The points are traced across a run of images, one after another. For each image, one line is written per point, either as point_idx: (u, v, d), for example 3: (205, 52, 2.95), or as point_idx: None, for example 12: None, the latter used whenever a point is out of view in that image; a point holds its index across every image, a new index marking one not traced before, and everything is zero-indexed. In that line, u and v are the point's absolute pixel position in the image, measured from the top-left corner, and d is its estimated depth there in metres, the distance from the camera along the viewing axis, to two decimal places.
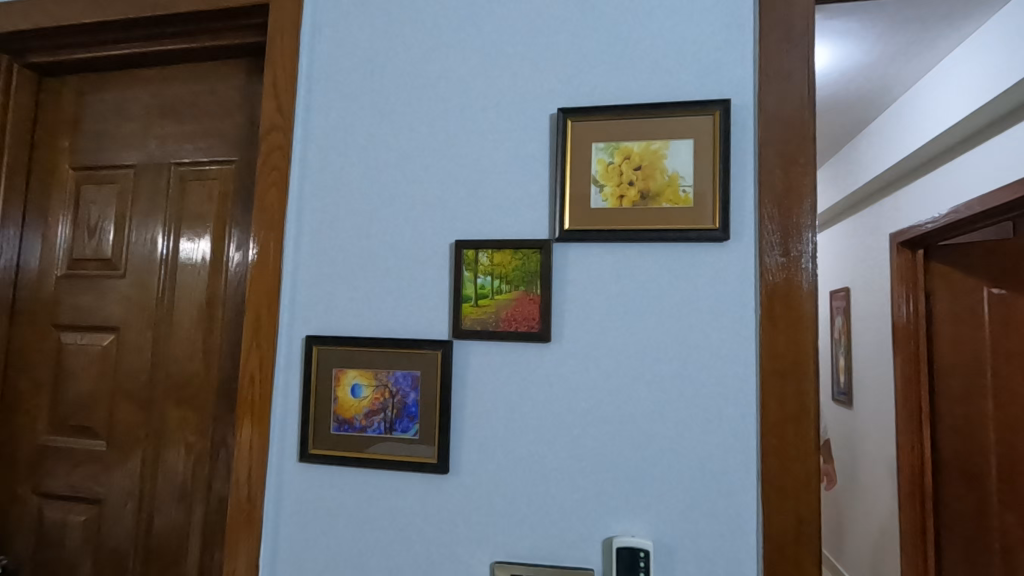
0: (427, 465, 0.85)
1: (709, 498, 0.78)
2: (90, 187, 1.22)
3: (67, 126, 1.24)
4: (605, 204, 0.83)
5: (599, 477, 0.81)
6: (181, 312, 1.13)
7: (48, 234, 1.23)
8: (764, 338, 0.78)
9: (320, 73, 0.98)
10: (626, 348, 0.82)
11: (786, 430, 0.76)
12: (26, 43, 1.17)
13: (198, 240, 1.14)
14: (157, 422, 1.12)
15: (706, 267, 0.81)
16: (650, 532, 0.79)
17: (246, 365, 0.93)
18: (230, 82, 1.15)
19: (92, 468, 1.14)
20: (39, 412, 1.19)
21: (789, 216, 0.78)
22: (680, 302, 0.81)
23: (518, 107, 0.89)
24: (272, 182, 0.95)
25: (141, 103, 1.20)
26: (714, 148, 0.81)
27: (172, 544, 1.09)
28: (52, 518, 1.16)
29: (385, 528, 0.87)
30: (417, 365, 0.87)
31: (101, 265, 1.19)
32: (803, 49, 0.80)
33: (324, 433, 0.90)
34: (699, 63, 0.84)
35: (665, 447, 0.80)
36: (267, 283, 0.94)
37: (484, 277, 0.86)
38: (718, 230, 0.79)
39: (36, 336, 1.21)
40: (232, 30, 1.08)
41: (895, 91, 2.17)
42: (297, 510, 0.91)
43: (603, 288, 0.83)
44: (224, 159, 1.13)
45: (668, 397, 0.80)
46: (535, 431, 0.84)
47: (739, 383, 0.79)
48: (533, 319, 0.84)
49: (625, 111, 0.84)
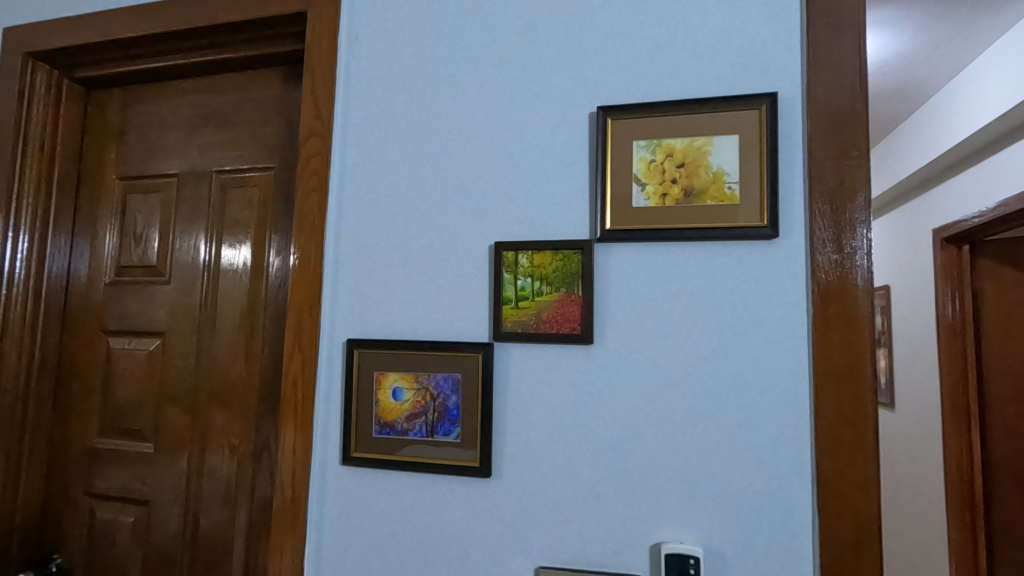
0: (470, 469, 0.85)
1: (760, 504, 0.75)
2: (136, 196, 1.25)
3: (114, 137, 1.28)
4: (647, 202, 0.82)
5: (644, 481, 0.79)
6: (224, 317, 1.15)
7: (96, 243, 1.27)
8: (817, 338, 0.75)
9: (358, 79, 0.98)
10: (671, 350, 0.80)
11: (843, 435, 0.73)
12: (76, 58, 1.21)
13: (239, 246, 1.16)
14: (201, 425, 1.14)
15: (755, 265, 0.78)
16: (699, 539, 0.77)
17: (289, 368, 0.94)
18: (269, 89, 1.16)
19: (141, 470, 1.17)
20: (89, 414, 1.23)
21: (842, 211, 0.75)
22: (728, 302, 0.79)
23: (557, 106, 0.88)
24: (312, 187, 0.96)
25: (184, 113, 1.23)
26: (761, 143, 0.78)
27: (217, 545, 1.11)
28: (103, 519, 1.19)
29: (427, 532, 0.87)
30: (458, 368, 0.87)
31: (147, 271, 1.22)
32: (854, 38, 0.77)
33: (366, 437, 0.90)
34: (744, 55, 0.82)
35: (713, 451, 0.78)
36: (309, 286, 0.95)
37: (525, 278, 0.85)
38: (767, 227, 0.77)
39: (87, 340, 1.24)
40: (271, 39, 1.09)
41: (938, 82, 2.10)
42: (341, 512, 0.91)
43: (647, 289, 0.82)
44: (263, 166, 1.15)
45: (716, 399, 0.78)
46: (579, 434, 0.82)
47: (792, 384, 0.76)
48: (575, 321, 0.83)
49: (666, 108, 0.82)
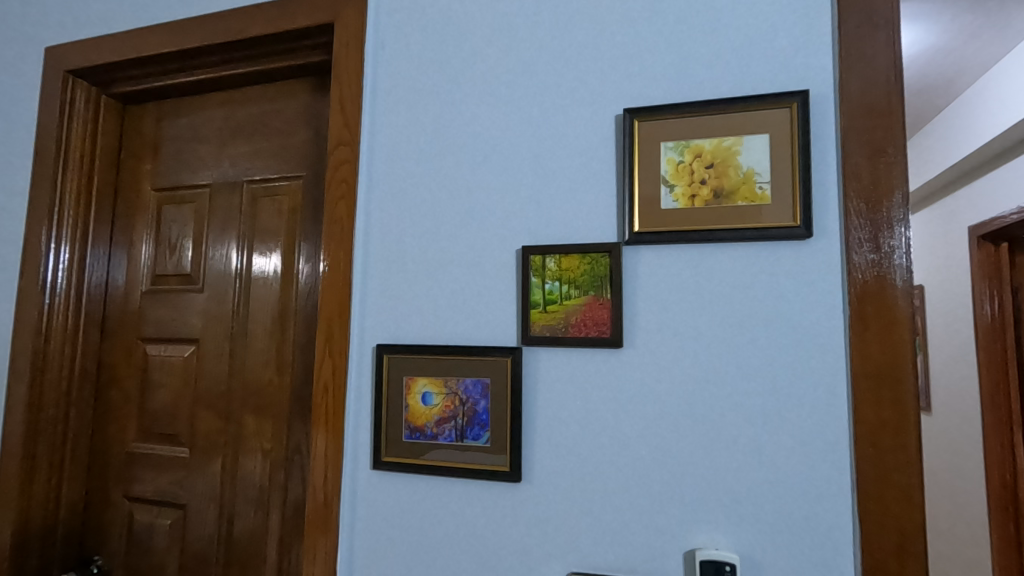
0: (500, 473, 0.85)
1: (797, 509, 0.74)
2: (171, 207, 1.28)
3: (149, 150, 1.32)
4: (676, 204, 0.81)
5: (677, 486, 0.78)
6: (255, 324, 1.18)
7: (133, 253, 1.31)
8: (855, 340, 0.73)
9: (385, 87, 1.00)
10: (703, 353, 0.79)
11: (883, 438, 0.71)
12: (114, 74, 1.25)
13: (270, 254, 1.18)
14: (234, 430, 1.17)
15: (788, 266, 0.77)
16: (735, 545, 0.75)
17: (320, 373, 0.95)
18: (297, 100, 1.19)
19: (177, 474, 1.20)
20: (127, 419, 1.26)
21: (879, 210, 0.74)
22: (761, 304, 0.77)
23: (583, 109, 0.88)
24: (341, 195, 0.98)
25: (215, 125, 1.26)
26: (793, 142, 0.77)
27: (251, 548, 1.12)
28: (141, 521, 1.22)
29: (457, 536, 0.87)
30: (487, 372, 0.87)
31: (182, 280, 1.26)
32: (888, 33, 0.76)
33: (396, 441, 0.91)
34: (773, 53, 0.80)
35: (748, 455, 0.76)
36: (338, 293, 0.96)
37: (553, 282, 0.85)
38: (800, 227, 0.75)
39: (125, 347, 1.28)
40: (299, 51, 1.12)
41: (971, 75, 2.04)
42: (372, 515, 0.92)
43: (677, 291, 0.81)
44: (293, 175, 1.17)
45: (750, 402, 0.77)
46: (609, 438, 0.82)
47: (829, 387, 0.74)
48: (604, 324, 0.82)
49: (693, 108, 0.81)
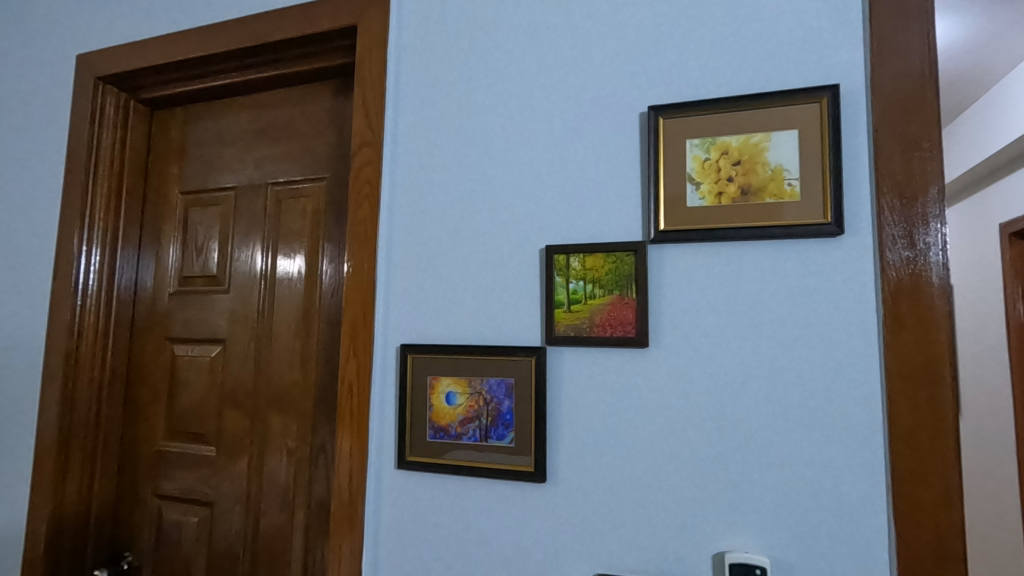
0: (524, 473, 0.84)
1: (829, 512, 0.72)
2: (197, 209, 1.31)
3: (176, 153, 1.34)
4: (702, 202, 0.80)
5: (704, 487, 0.77)
6: (280, 324, 1.19)
7: (161, 256, 1.33)
8: (889, 339, 0.71)
9: (407, 89, 1.00)
10: (731, 352, 0.78)
11: (920, 440, 0.69)
12: (142, 80, 1.28)
13: (294, 256, 1.20)
14: (260, 429, 1.18)
15: (818, 263, 0.75)
16: (766, 549, 0.74)
17: (344, 373, 0.96)
18: (320, 102, 1.20)
19: (204, 472, 1.22)
20: (156, 418, 1.28)
21: (913, 205, 0.72)
22: (790, 302, 0.76)
23: (606, 108, 0.87)
24: (365, 196, 0.98)
25: (240, 128, 1.28)
26: (823, 138, 0.75)
27: (277, 546, 1.13)
28: (170, 518, 1.24)
29: (481, 536, 0.87)
30: (511, 372, 0.87)
31: (208, 281, 1.28)
32: (921, 24, 0.74)
33: (420, 441, 0.91)
34: (802, 46, 0.79)
35: (777, 457, 0.75)
36: (362, 293, 0.97)
37: (577, 281, 0.85)
38: (831, 224, 0.74)
39: (153, 347, 1.31)
40: (322, 54, 1.13)
41: (1000, 70, 1.99)
42: (396, 514, 0.92)
43: (704, 289, 0.80)
44: (316, 176, 1.19)
45: (780, 402, 0.75)
46: (635, 438, 0.81)
47: (862, 387, 0.72)
48: (629, 324, 0.82)
49: (719, 105, 0.80)
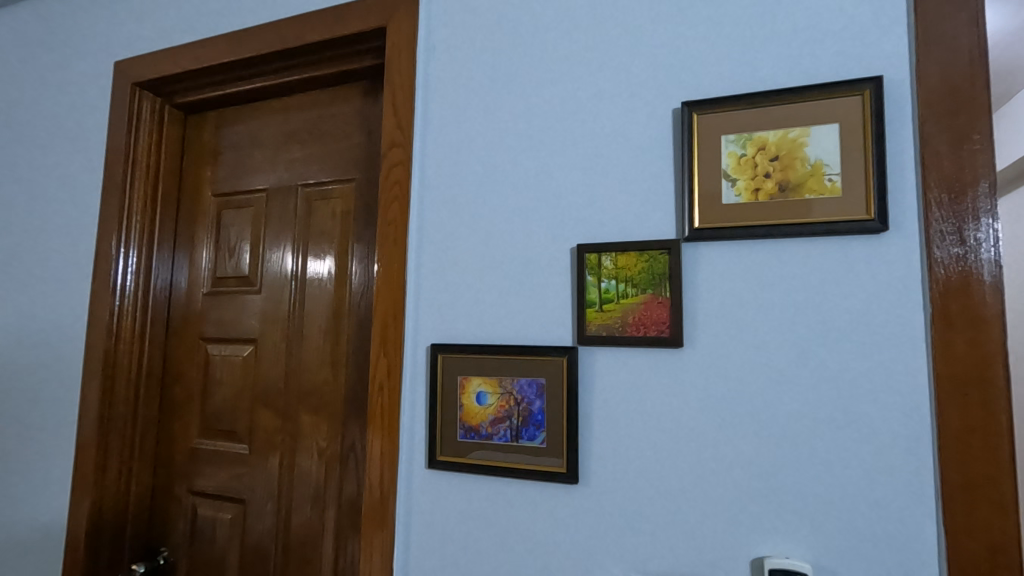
0: (556, 474, 0.84)
1: (875, 519, 0.70)
2: (229, 211, 1.33)
3: (208, 157, 1.37)
4: (738, 199, 0.78)
5: (741, 490, 0.76)
6: (311, 325, 1.20)
7: (194, 258, 1.36)
8: (937, 340, 0.69)
9: (436, 89, 1.00)
10: (768, 352, 0.76)
11: (971, 444, 0.66)
12: (177, 85, 1.31)
13: (324, 257, 1.21)
14: (292, 428, 1.19)
15: (861, 261, 0.73)
16: (807, 555, 0.72)
17: (375, 373, 0.97)
18: (349, 104, 1.21)
19: (237, 470, 1.24)
20: (190, 417, 1.31)
21: (962, 200, 0.69)
22: (832, 300, 0.74)
23: (637, 104, 0.86)
24: (395, 196, 0.99)
25: (270, 131, 1.30)
26: (865, 132, 0.73)
27: (308, 544, 1.15)
28: (204, 515, 1.26)
29: (513, 537, 0.87)
30: (542, 372, 0.86)
31: (240, 281, 1.30)
32: (970, 12, 0.71)
33: (451, 440, 0.91)
34: (842, 37, 0.77)
35: (819, 460, 0.73)
36: (393, 293, 0.97)
37: (609, 281, 0.84)
38: (875, 221, 0.71)
39: (187, 347, 1.33)
40: (352, 56, 1.14)
41: None
42: (428, 513, 0.92)
43: (740, 289, 0.78)
44: (346, 178, 1.20)
45: (821, 404, 0.73)
46: (670, 440, 0.79)
47: (910, 389, 0.70)
48: (663, 323, 0.80)
49: (755, 100, 0.79)
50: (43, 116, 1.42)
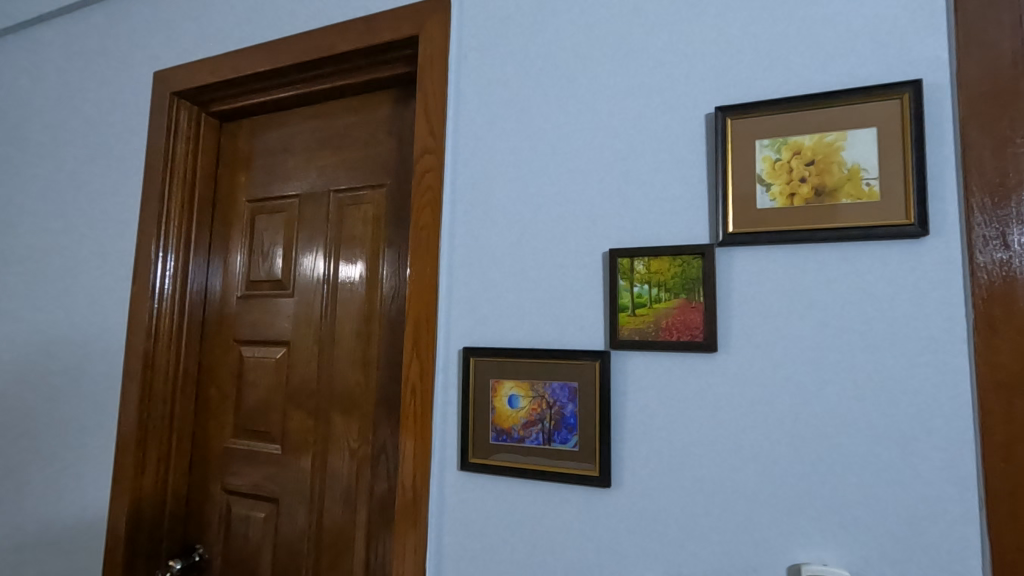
0: (589, 478, 0.84)
1: (915, 526, 0.69)
2: (263, 217, 1.36)
3: (243, 163, 1.41)
4: (773, 203, 0.78)
5: (776, 496, 0.75)
6: (342, 328, 1.22)
7: (229, 262, 1.39)
8: (980, 346, 0.68)
9: (468, 96, 1.02)
10: (804, 357, 0.76)
11: (1018, 452, 0.65)
12: (213, 94, 1.35)
13: (355, 262, 1.23)
14: (323, 429, 1.22)
15: (900, 266, 0.72)
16: (845, 562, 0.71)
17: (407, 374, 0.98)
18: (380, 111, 1.23)
19: (270, 469, 1.26)
20: (225, 416, 1.34)
21: (1006, 204, 0.68)
22: (871, 304, 0.73)
23: (670, 110, 0.86)
24: (427, 202, 1.00)
25: (303, 138, 1.33)
26: (904, 135, 0.73)
27: (340, 543, 1.16)
28: (238, 513, 1.29)
29: (544, 539, 0.87)
30: (574, 376, 0.87)
31: (273, 285, 1.33)
32: (1013, 14, 0.70)
33: (483, 442, 0.92)
34: (878, 41, 0.76)
35: (857, 465, 0.72)
36: (425, 296, 0.99)
37: (641, 285, 0.84)
38: (914, 226, 0.71)
39: (222, 348, 1.37)
40: (383, 64, 1.16)
41: None
42: (460, 514, 0.94)
43: (775, 294, 0.78)
44: (377, 183, 1.22)
45: (860, 409, 0.73)
46: (705, 443, 0.79)
47: (951, 395, 0.69)
48: (696, 328, 0.80)
49: (791, 105, 0.79)
50: (85, 125, 1.47)
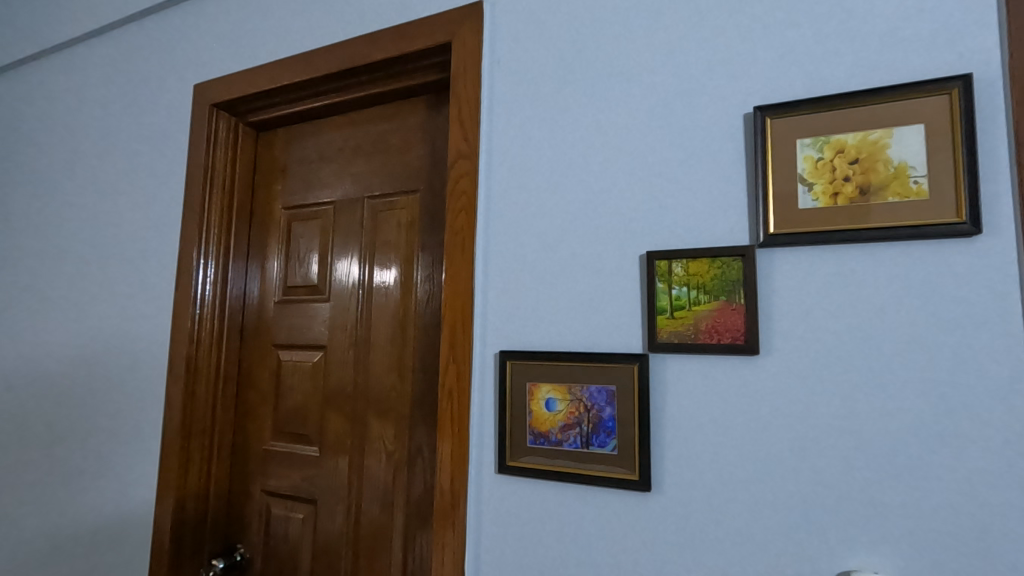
0: (629, 482, 0.83)
1: (973, 533, 0.67)
2: (299, 223, 1.39)
3: (279, 171, 1.44)
4: (816, 203, 0.77)
5: (823, 500, 0.74)
6: (377, 332, 1.24)
7: (266, 268, 1.43)
8: None
9: (501, 101, 1.03)
10: (850, 359, 0.74)
11: None
12: (250, 105, 1.39)
13: (390, 267, 1.25)
14: (360, 432, 1.23)
15: (951, 265, 0.70)
16: (897, 569, 0.69)
17: (444, 378, 0.99)
18: (413, 117, 1.25)
19: (308, 471, 1.29)
20: (264, 419, 1.37)
21: None
22: (921, 304, 0.71)
23: (706, 111, 0.86)
24: (462, 207, 1.01)
25: (337, 145, 1.35)
26: (954, 131, 0.71)
27: (377, 544, 1.18)
28: (278, 514, 1.32)
29: (584, 541, 0.87)
30: (612, 380, 0.87)
31: (310, 290, 1.35)
32: None
33: (521, 445, 0.92)
34: (925, 36, 0.75)
35: (910, 470, 0.70)
36: (461, 300, 0.99)
37: (679, 288, 0.83)
38: (966, 224, 0.69)
39: (260, 352, 1.40)
40: (416, 72, 1.18)
41: None
42: (498, 516, 0.94)
43: (817, 295, 0.77)
44: (410, 189, 1.24)
45: (912, 413, 0.71)
46: (748, 447, 0.78)
47: (1010, 398, 0.67)
48: (737, 330, 0.79)
49: (832, 103, 0.77)
50: (129, 137, 1.53)
